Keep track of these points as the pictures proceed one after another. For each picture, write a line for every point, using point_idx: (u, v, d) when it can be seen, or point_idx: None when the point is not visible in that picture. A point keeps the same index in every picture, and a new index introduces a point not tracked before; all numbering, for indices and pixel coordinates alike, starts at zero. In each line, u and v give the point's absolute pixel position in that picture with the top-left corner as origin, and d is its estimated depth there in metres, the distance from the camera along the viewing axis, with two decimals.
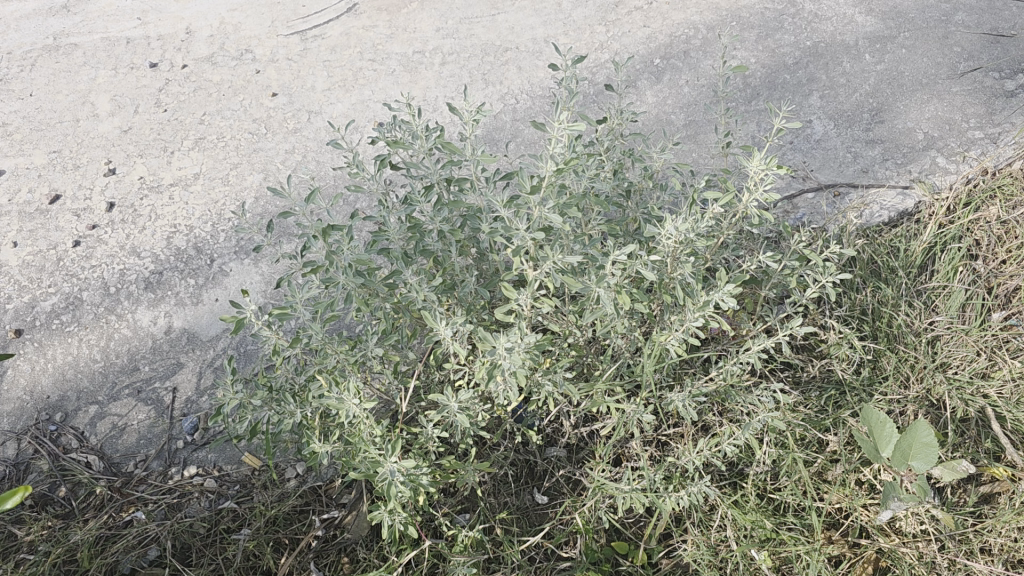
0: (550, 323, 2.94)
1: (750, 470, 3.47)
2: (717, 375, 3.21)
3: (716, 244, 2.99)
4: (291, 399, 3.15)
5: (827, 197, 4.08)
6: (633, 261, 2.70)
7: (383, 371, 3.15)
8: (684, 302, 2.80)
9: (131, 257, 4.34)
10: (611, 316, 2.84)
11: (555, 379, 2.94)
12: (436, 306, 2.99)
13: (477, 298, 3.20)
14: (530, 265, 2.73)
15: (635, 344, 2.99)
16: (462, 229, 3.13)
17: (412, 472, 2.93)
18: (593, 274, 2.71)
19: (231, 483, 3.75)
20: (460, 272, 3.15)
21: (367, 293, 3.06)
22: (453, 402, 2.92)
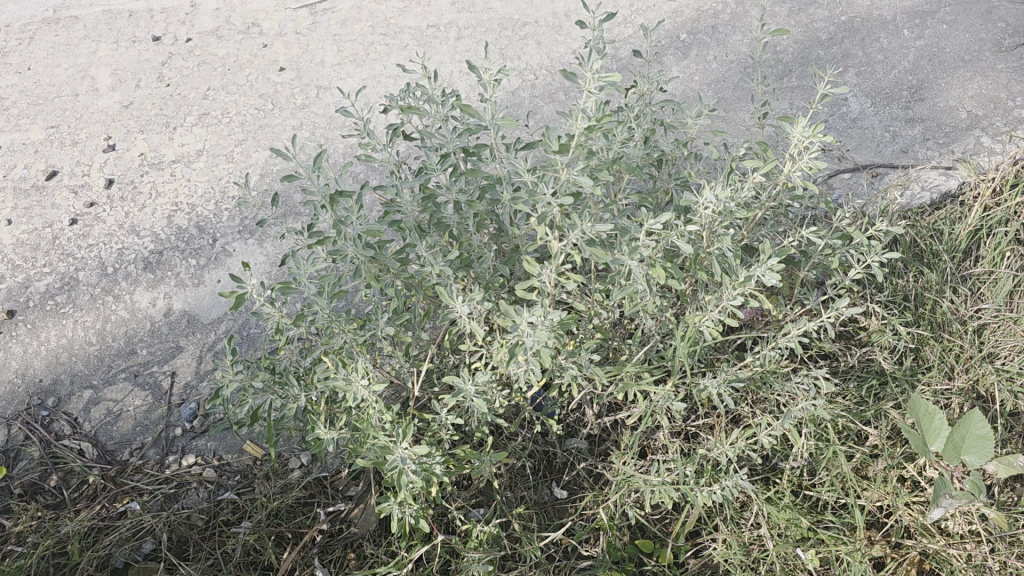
0: (576, 302, 2.72)
1: (785, 464, 3.25)
2: (752, 360, 2.98)
3: (755, 218, 2.76)
4: (295, 382, 2.93)
5: (865, 177, 3.84)
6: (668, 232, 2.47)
7: (393, 353, 2.94)
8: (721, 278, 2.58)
9: (130, 236, 4.13)
10: (642, 294, 2.62)
11: (580, 362, 2.72)
12: (451, 282, 2.77)
13: (495, 275, 2.98)
14: (555, 236, 2.50)
15: (667, 325, 2.76)
16: (480, 201, 2.90)
17: (425, 461, 2.71)
18: (624, 246, 2.49)
19: (231, 473, 3.54)
20: (477, 247, 2.92)
21: (377, 268, 2.84)
22: (470, 385, 2.69)
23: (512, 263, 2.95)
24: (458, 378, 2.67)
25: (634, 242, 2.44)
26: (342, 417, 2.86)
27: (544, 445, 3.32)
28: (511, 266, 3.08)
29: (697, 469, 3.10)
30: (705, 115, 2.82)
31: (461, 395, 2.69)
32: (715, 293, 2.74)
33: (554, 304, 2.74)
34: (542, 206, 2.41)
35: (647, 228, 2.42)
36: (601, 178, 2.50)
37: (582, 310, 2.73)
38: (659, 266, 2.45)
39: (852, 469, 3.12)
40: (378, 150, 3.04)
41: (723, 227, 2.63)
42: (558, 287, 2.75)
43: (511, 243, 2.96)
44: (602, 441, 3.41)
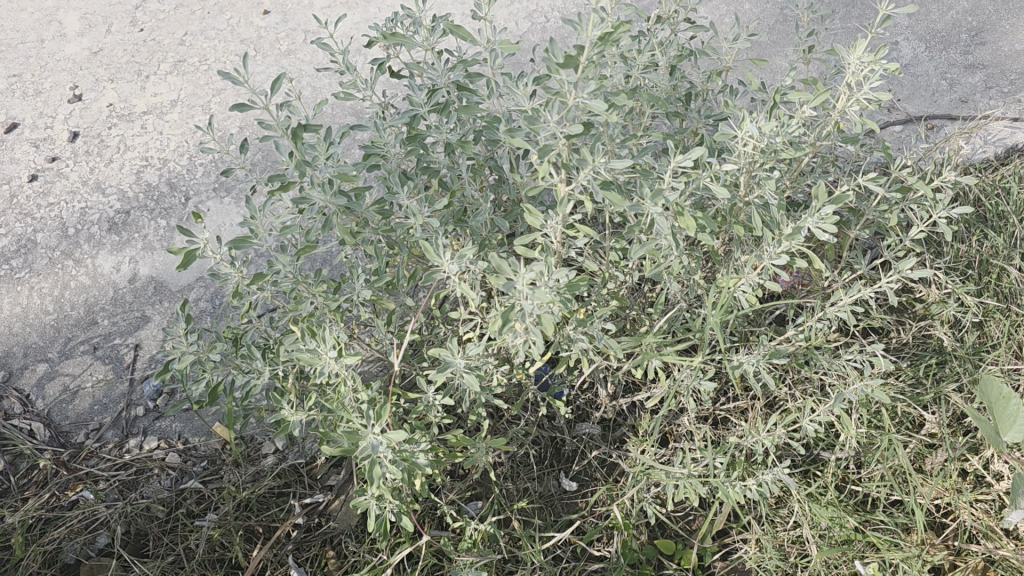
0: (587, 261, 2.28)
1: (829, 455, 2.81)
2: (795, 333, 2.54)
3: (801, 162, 2.31)
4: (258, 354, 2.51)
5: (919, 130, 3.37)
6: (700, 173, 2.03)
7: (374, 321, 2.51)
8: (764, 232, 2.13)
9: (95, 193, 3.71)
10: (667, 250, 2.18)
11: (592, 332, 2.28)
12: (439, 237, 2.33)
13: (492, 231, 2.55)
14: (563, 177, 2.07)
15: (695, 290, 2.32)
16: (475, 143, 2.46)
17: (407, 449, 2.29)
18: (646, 191, 2.04)
19: (197, 458, 3.14)
20: (471, 199, 2.49)
21: (354, 222, 2.41)
22: (460, 358, 2.26)
23: (513, 216, 2.51)
24: (447, 350, 2.25)
25: (658, 184, 2.00)
26: (312, 395, 2.44)
27: (551, 431, 2.90)
28: (513, 223, 2.65)
29: (728, 460, 2.67)
30: (743, 40, 2.36)
31: (450, 370, 2.27)
32: (755, 251, 2.29)
33: (561, 263, 2.30)
34: (546, 137, 1.98)
35: (675, 165, 1.98)
36: (618, 106, 2.05)
37: (595, 271, 2.30)
38: (689, 213, 2.01)
39: (909, 462, 2.68)
40: (358, 86, 2.61)
41: (765, 170, 2.18)
42: (566, 243, 2.31)
43: (512, 194, 2.53)
44: (617, 426, 2.99)
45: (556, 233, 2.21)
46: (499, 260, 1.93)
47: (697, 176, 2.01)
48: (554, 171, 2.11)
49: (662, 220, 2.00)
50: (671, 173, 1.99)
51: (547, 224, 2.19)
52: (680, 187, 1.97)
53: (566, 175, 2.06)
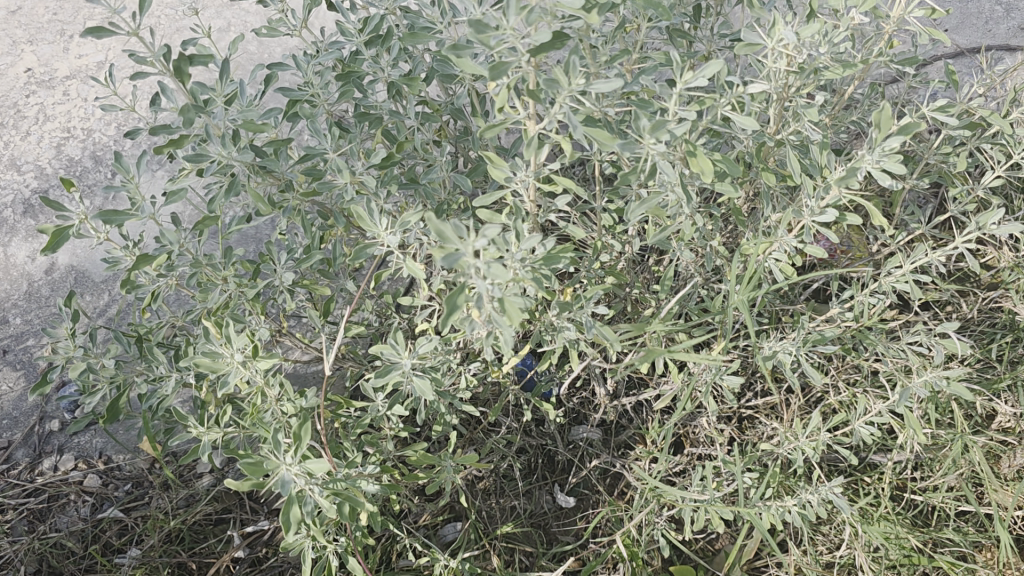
0: (572, 225, 1.74)
1: (882, 458, 2.27)
2: (841, 311, 1.99)
3: (848, 88, 1.77)
4: (162, 358, 1.99)
5: (973, 63, 2.82)
6: (718, 98, 1.49)
7: (307, 312, 1.99)
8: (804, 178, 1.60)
9: (7, 171, 3.15)
10: (674, 207, 1.64)
11: (580, 318, 1.75)
12: (378, 200, 1.80)
13: (452, 193, 2.01)
14: (530, 113, 1.53)
15: (713, 260, 1.78)
16: (426, 80, 1.92)
17: (344, 476, 1.76)
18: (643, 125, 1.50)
19: (121, 481, 2.62)
20: (423, 152, 1.96)
21: (274, 185, 1.88)
22: (408, 357, 1.73)
23: (479, 174, 1.98)
24: (390, 349, 1.71)
25: (659, 115, 1.45)
26: (228, 408, 1.92)
27: (540, 437, 2.37)
28: (481, 183, 2.12)
29: (759, 470, 2.14)
30: None
31: (395, 373, 1.73)
32: (791, 205, 1.75)
33: (538, 230, 1.77)
34: (502, 54, 1.43)
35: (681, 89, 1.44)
36: (604, 11, 1.51)
37: (583, 238, 1.76)
38: (703, 153, 1.47)
39: (984, 467, 2.14)
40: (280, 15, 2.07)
41: (804, 96, 1.63)
42: (543, 205, 1.78)
43: (477, 145, 2.00)
44: (620, 428, 2.46)
45: (528, 190, 1.67)
46: (446, 229, 1.35)
47: (713, 102, 1.46)
48: (519, 104, 1.57)
49: (665, 168, 1.46)
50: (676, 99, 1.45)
51: (516, 177, 1.66)
52: (692, 118, 1.42)
53: (535, 108, 1.52)
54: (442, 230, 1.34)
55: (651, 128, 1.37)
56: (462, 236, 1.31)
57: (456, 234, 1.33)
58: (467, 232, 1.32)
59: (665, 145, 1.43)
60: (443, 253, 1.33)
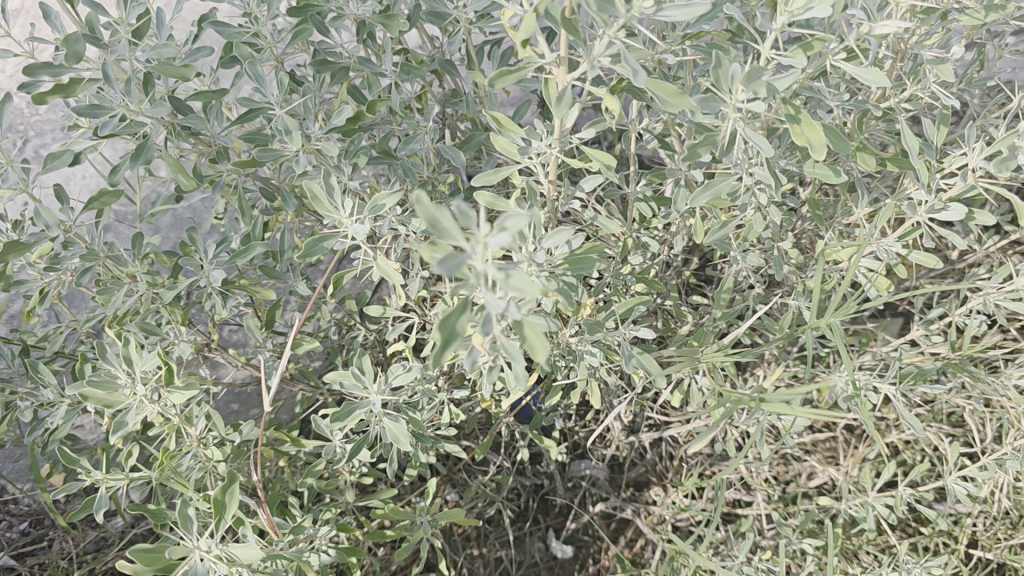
0: (605, 217, 1.29)
1: (956, 511, 1.85)
2: (930, 334, 1.57)
3: (969, 46, 1.34)
4: (50, 377, 1.50)
5: None
6: (829, 42, 1.05)
7: (246, 321, 1.52)
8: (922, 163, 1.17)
9: None
10: (750, 196, 1.20)
11: (611, 342, 1.30)
12: (342, 175, 1.34)
13: (437, 172, 1.56)
14: (561, 55, 1.07)
15: (787, 268, 1.34)
16: (408, 20, 1.47)
17: (288, 549, 1.30)
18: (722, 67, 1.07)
19: (16, 519, 2.10)
20: (402, 116, 1.50)
21: (203, 153, 1.41)
22: (377, 392, 1.25)
23: (473, 146, 1.53)
24: (353, 379, 1.25)
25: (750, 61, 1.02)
26: (134, 447, 1.44)
27: (536, 477, 1.91)
28: (472, 161, 1.66)
29: (813, 528, 1.70)
30: None
31: (360, 413, 1.26)
32: (892, 197, 1.32)
33: (555, 221, 1.32)
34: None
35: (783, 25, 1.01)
36: None
37: (617, 233, 1.31)
38: (812, 116, 1.03)
39: None
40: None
41: (925, 47, 1.20)
42: (563, 188, 1.33)
43: (471, 110, 1.54)
44: (630, 464, 2.01)
45: (551, 168, 1.22)
46: (444, 214, 0.85)
47: (824, 43, 1.02)
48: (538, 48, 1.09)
49: (756, 138, 1.02)
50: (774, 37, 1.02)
51: (532, 149, 1.20)
52: (801, 64, 0.99)
53: (567, 49, 1.07)
54: (438, 219, 0.84)
55: (753, 75, 0.92)
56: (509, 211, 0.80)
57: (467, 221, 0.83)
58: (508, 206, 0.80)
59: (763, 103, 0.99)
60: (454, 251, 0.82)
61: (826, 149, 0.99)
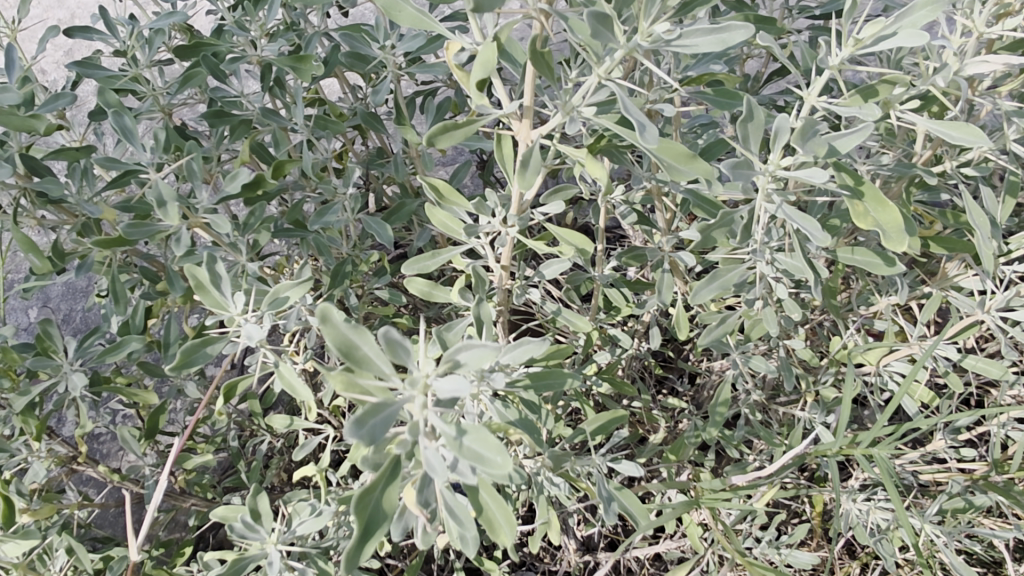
0: (574, 315, 1.01)
1: None
2: (963, 448, 1.28)
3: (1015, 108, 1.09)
4: None
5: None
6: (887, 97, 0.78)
7: (119, 431, 1.21)
8: (990, 249, 0.87)
9: None
10: (759, 287, 0.93)
11: (582, 472, 1.00)
12: (240, 251, 1.06)
13: (360, 247, 1.27)
14: (525, 104, 0.81)
15: (797, 372, 1.08)
16: (324, 65, 1.21)
17: None
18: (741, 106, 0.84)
19: None
20: (318, 179, 1.22)
21: (66, 224, 1.11)
22: (276, 543, 0.93)
23: (404, 217, 1.25)
24: (243, 525, 0.93)
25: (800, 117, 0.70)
26: None
27: None
28: (403, 233, 1.39)
29: None
30: None
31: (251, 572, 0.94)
32: (932, 284, 1.05)
33: (507, 314, 1.04)
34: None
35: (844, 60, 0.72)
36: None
37: (588, 331, 1.02)
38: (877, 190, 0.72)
39: None
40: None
41: (976, 103, 0.96)
42: (520, 272, 1.05)
43: (400, 173, 1.27)
44: None
45: (506, 253, 0.94)
46: (366, 338, 0.57)
47: (892, 89, 0.74)
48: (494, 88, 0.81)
49: (807, 225, 0.72)
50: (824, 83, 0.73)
51: (482, 226, 0.91)
52: (875, 115, 0.70)
53: (535, 98, 0.81)
54: (355, 346, 0.57)
55: (812, 131, 0.66)
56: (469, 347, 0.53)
57: (402, 355, 0.56)
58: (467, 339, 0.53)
59: (826, 171, 0.68)
60: (383, 408, 0.54)
61: (907, 237, 0.70)
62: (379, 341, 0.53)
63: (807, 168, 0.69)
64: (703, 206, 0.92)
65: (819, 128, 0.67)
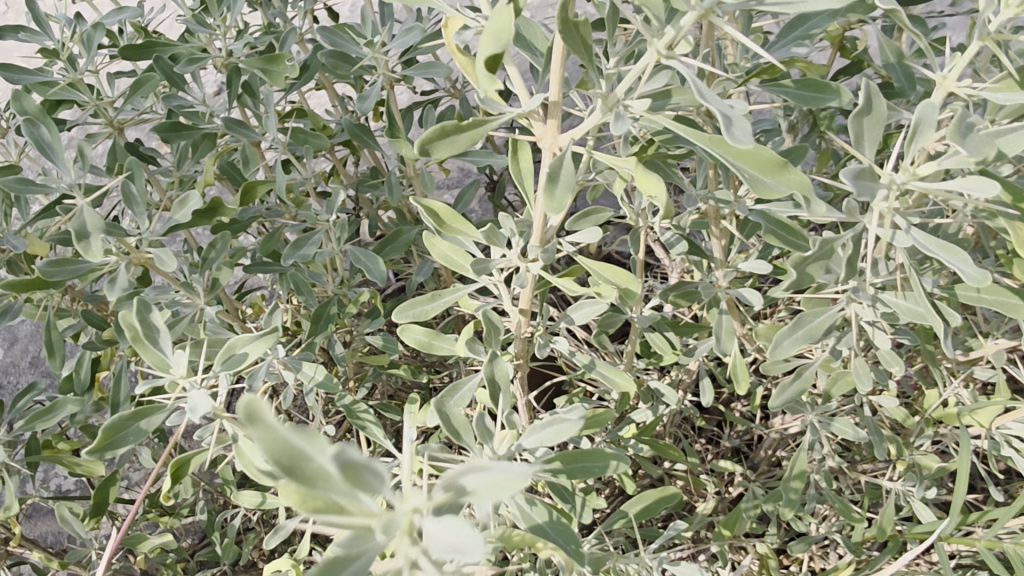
0: (614, 372, 0.79)
1: None
2: None
3: None
4: None
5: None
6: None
7: (59, 508, 1.00)
8: None
9: None
10: (851, 334, 0.73)
11: (626, 571, 0.78)
12: (197, 290, 0.87)
13: (348, 284, 1.07)
14: (550, 100, 0.60)
15: (886, 435, 0.87)
16: (302, 68, 1.02)
17: None
18: (837, 98, 0.64)
19: None
20: (298, 206, 1.02)
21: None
22: None
23: (398, 247, 1.04)
24: None
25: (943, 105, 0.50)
26: None
27: None
28: (400, 265, 1.19)
29: None
30: None
31: None
32: None
33: (526, 367, 0.83)
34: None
35: (1001, 27, 0.52)
36: None
37: (630, 390, 0.80)
38: None
39: None
40: None
41: None
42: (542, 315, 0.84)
43: (396, 196, 1.07)
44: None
45: (525, 294, 0.74)
46: (322, 446, 0.36)
47: None
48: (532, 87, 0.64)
49: (952, 257, 0.52)
50: (966, 63, 0.53)
51: (494, 261, 0.70)
52: None
53: (563, 90, 0.60)
54: (302, 460, 0.36)
55: (970, 125, 0.46)
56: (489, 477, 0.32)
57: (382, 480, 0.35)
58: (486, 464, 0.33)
59: (992, 181, 0.47)
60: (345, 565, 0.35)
61: None
62: (342, 464, 0.32)
63: (967, 181, 0.48)
64: (777, 233, 0.73)
65: (978, 122, 0.47)
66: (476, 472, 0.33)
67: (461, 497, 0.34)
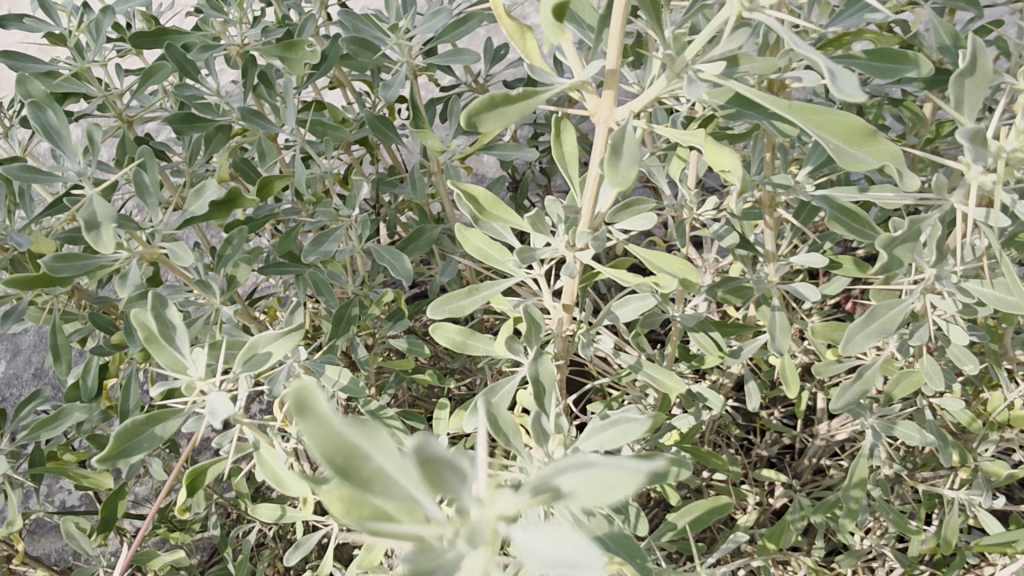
0: (664, 373, 0.74)
1: None
2: None
3: None
4: None
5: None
6: None
7: (64, 524, 0.94)
8: None
9: None
10: (924, 329, 0.67)
11: None
12: (212, 289, 0.81)
13: (368, 286, 1.02)
14: (608, 68, 0.55)
15: (952, 440, 0.81)
16: (321, 57, 0.96)
17: None
18: (915, 67, 0.60)
19: None
20: (317, 202, 0.97)
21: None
22: None
23: (421, 244, 0.99)
24: None
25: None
26: None
27: None
28: (421, 267, 1.14)
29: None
30: None
31: None
32: None
33: (566, 369, 0.77)
34: None
35: None
36: None
37: (681, 392, 0.74)
38: None
39: None
40: None
41: None
42: (583, 312, 0.78)
43: (418, 192, 1.02)
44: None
45: (570, 286, 0.68)
46: (381, 443, 0.31)
47: None
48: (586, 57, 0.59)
49: None
50: None
51: (541, 250, 0.64)
52: None
53: (621, 56, 0.54)
54: (358, 460, 0.30)
55: None
56: (597, 476, 0.28)
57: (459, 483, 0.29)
58: (591, 462, 0.29)
59: None
60: None
61: None
62: (420, 465, 0.27)
63: None
64: (842, 220, 0.67)
65: None
66: (578, 471, 0.29)
67: (556, 499, 0.29)
